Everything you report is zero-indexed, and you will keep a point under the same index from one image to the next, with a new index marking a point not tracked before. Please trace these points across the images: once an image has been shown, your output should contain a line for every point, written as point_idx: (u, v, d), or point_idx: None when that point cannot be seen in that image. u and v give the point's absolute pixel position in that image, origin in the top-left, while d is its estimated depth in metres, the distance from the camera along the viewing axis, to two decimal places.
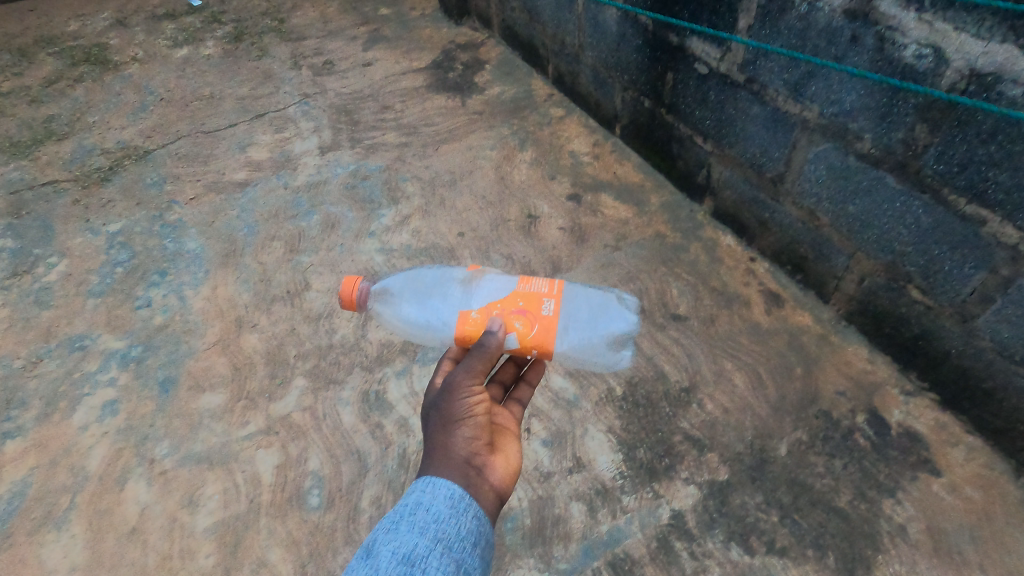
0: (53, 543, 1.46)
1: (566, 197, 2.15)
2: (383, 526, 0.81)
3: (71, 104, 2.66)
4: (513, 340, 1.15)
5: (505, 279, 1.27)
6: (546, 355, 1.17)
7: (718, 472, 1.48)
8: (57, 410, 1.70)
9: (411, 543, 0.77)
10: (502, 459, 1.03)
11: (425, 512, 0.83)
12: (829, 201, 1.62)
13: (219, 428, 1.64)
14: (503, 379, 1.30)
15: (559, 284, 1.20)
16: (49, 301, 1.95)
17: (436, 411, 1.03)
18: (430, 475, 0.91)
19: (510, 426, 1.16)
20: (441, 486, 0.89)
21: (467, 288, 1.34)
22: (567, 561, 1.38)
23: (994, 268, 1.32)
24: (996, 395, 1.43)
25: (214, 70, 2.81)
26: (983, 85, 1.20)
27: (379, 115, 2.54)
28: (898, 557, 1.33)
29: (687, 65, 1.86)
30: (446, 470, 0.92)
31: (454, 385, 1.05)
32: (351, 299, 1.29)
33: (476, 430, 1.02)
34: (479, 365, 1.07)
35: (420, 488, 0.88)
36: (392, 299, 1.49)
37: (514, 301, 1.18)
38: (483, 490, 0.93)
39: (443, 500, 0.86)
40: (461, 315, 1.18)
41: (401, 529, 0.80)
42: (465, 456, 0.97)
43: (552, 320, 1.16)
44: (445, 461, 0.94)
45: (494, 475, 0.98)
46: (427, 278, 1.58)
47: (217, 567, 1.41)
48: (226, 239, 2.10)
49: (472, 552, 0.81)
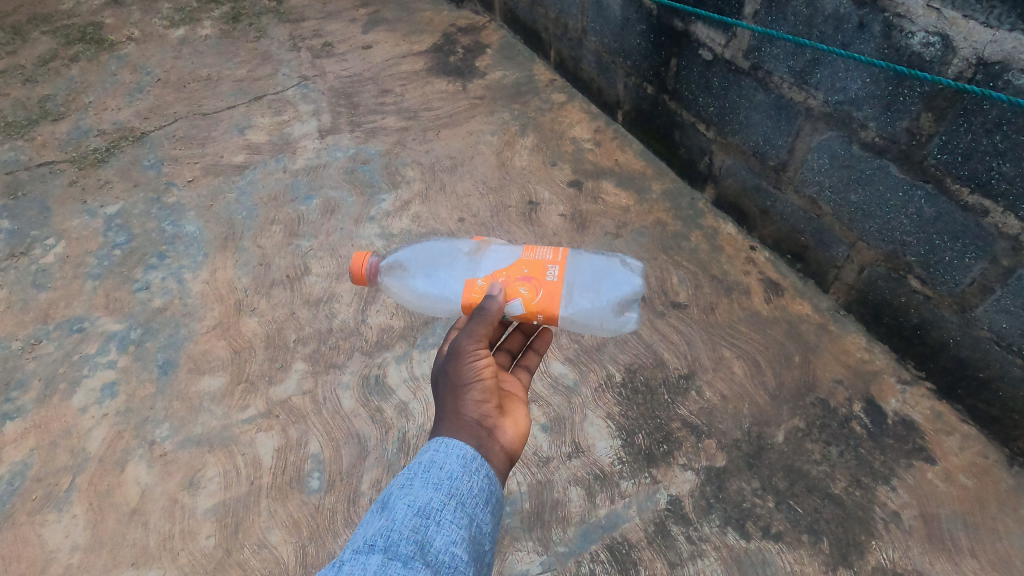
0: (54, 523, 1.47)
1: (566, 183, 2.14)
2: (397, 482, 0.82)
3: (67, 84, 2.62)
4: (518, 305, 1.17)
5: (511, 249, 1.30)
6: (551, 320, 1.19)
7: (716, 458, 1.49)
8: (56, 392, 1.70)
9: (427, 495, 0.79)
10: (512, 421, 1.04)
11: (439, 470, 0.84)
12: (831, 189, 1.62)
13: (219, 411, 1.64)
14: (511, 348, 1.30)
15: (563, 251, 1.22)
16: (47, 283, 1.94)
17: (444, 377, 1.04)
18: (443, 436, 0.92)
19: (517, 391, 1.17)
20: (453, 446, 0.89)
21: (473, 258, 1.36)
22: (565, 544, 1.39)
23: (994, 258, 1.33)
24: (992, 384, 1.45)
25: (211, 51, 2.77)
26: (990, 75, 1.20)
27: (379, 99, 2.51)
28: (891, 542, 1.35)
29: (691, 51, 1.85)
30: (458, 431, 0.93)
31: (460, 350, 1.06)
32: (361, 272, 1.30)
33: (485, 393, 1.03)
34: (482, 329, 1.09)
35: (433, 447, 0.89)
36: (401, 273, 1.51)
37: (520, 268, 1.21)
38: (494, 451, 0.94)
39: (456, 459, 0.87)
40: (467, 282, 1.22)
41: (416, 484, 0.81)
42: (476, 418, 0.97)
43: (557, 285, 1.19)
44: (456, 423, 0.95)
45: (504, 435, 0.99)
46: (434, 249, 1.59)
47: (218, 549, 1.42)
48: (225, 222, 2.09)
49: (484, 508, 0.83)
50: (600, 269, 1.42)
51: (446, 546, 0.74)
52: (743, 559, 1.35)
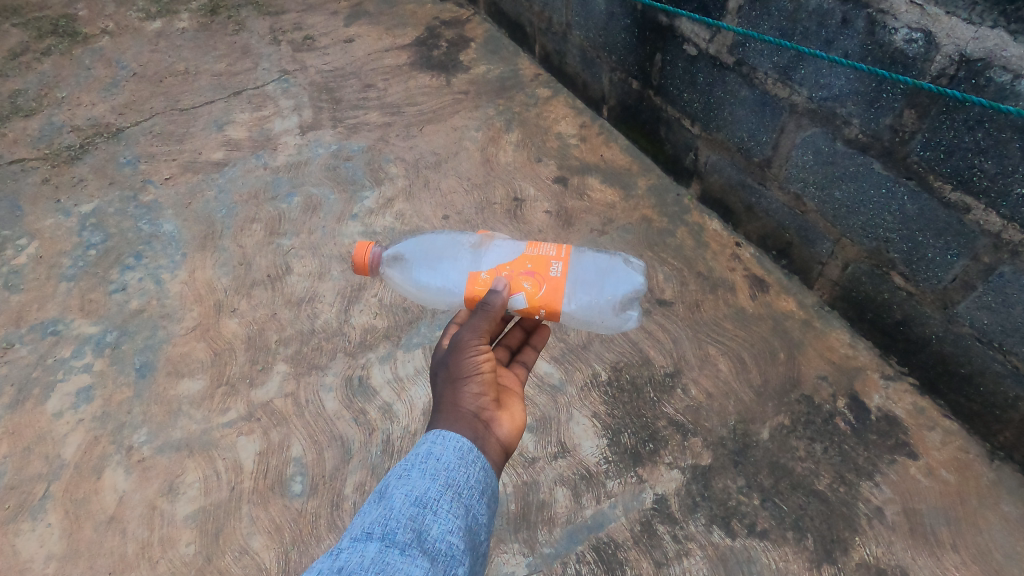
0: (29, 532, 1.43)
1: (552, 180, 2.12)
2: (394, 473, 0.81)
3: (39, 78, 2.55)
4: (521, 299, 1.16)
5: (514, 243, 1.27)
6: (553, 315, 1.18)
7: (701, 456, 1.49)
8: (30, 397, 1.65)
9: (424, 484, 0.78)
10: (509, 415, 1.03)
11: (436, 460, 0.83)
12: (815, 186, 1.62)
13: (198, 415, 1.61)
14: (510, 344, 1.29)
15: (567, 247, 1.20)
16: (19, 285, 1.88)
17: (444, 369, 1.03)
18: (440, 428, 0.91)
19: (514, 387, 1.16)
20: (450, 437, 0.88)
21: (476, 252, 1.34)
22: (551, 545, 1.39)
23: (976, 255, 1.33)
24: (973, 379, 1.46)
25: (189, 45, 2.71)
26: (972, 72, 1.20)
27: (362, 94, 2.47)
28: (875, 538, 1.35)
29: (676, 46, 1.83)
30: (455, 423, 0.92)
31: (461, 343, 1.06)
32: (363, 263, 1.29)
33: (483, 386, 1.02)
34: (484, 325, 1.08)
35: (430, 439, 0.88)
36: (403, 263, 1.49)
37: (523, 263, 1.19)
38: (491, 443, 0.93)
39: (452, 451, 0.85)
40: (471, 275, 1.19)
41: (413, 474, 0.80)
42: (473, 410, 0.96)
43: (561, 281, 1.17)
44: (453, 414, 0.94)
45: (501, 429, 0.97)
46: (438, 240, 1.58)
47: (199, 556, 1.40)
48: (204, 221, 2.05)
49: (480, 499, 0.81)
50: (602, 268, 1.42)
51: (443, 534, 0.73)
52: (729, 558, 1.35)
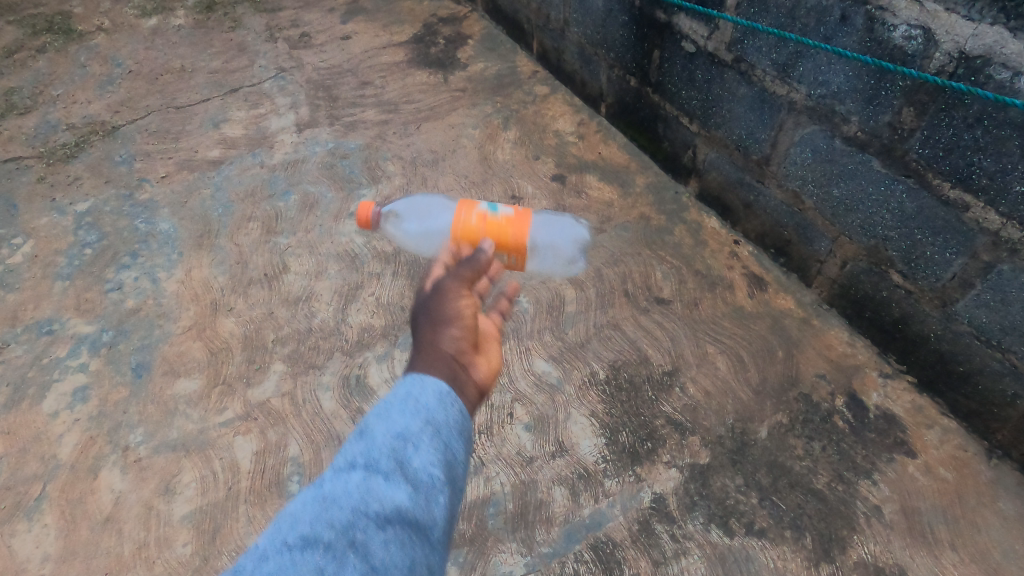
0: (25, 533, 1.43)
1: (550, 178, 2.11)
2: (374, 410, 0.77)
3: (33, 76, 2.53)
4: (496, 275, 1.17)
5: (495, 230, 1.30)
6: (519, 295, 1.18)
7: (699, 455, 1.49)
8: (26, 397, 1.64)
9: (404, 420, 0.74)
10: (487, 359, 0.96)
11: (415, 399, 0.78)
12: (813, 184, 1.61)
13: (195, 415, 1.60)
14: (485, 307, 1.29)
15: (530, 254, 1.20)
16: (15, 284, 1.87)
17: (425, 311, 0.95)
18: (416, 371, 0.84)
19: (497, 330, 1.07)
20: (428, 380, 0.81)
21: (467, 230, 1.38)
22: (549, 544, 1.38)
23: (975, 253, 1.33)
24: (972, 377, 1.46)
25: (185, 42, 2.69)
26: (971, 69, 1.20)
27: (359, 92, 2.45)
28: (873, 537, 1.35)
29: (674, 43, 1.82)
30: (432, 366, 0.85)
31: (444, 288, 0.99)
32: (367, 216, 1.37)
33: (465, 330, 0.94)
34: (467, 275, 1.04)
35: (407, 380, 0.81)
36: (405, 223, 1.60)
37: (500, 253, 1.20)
38: (468, 386, 0.86)
39: (432, 392, 0.79)
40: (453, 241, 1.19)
41: (393, 412, 0.76)
42: (453, 353, 0.89)
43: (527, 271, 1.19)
44: (430, 358, 0.87)
45: (479, 372, 0.90)
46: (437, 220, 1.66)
47: (195, 557, 1.39)
48: (200, 219, 2.04)
49: (461, 436, 0.78)
50: None
51: (426, 467, 0.71)
52: (727, 557, 1.34)
